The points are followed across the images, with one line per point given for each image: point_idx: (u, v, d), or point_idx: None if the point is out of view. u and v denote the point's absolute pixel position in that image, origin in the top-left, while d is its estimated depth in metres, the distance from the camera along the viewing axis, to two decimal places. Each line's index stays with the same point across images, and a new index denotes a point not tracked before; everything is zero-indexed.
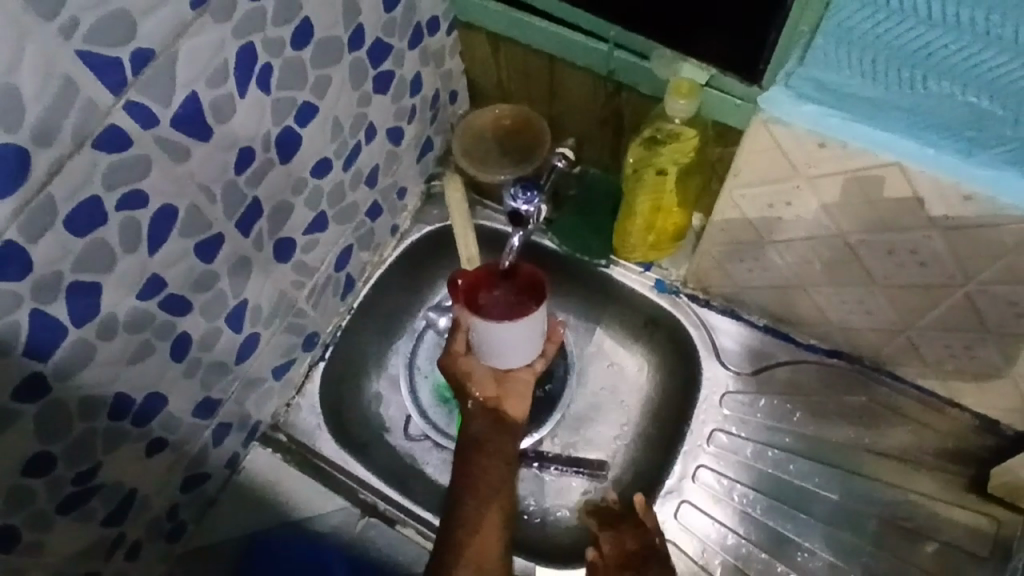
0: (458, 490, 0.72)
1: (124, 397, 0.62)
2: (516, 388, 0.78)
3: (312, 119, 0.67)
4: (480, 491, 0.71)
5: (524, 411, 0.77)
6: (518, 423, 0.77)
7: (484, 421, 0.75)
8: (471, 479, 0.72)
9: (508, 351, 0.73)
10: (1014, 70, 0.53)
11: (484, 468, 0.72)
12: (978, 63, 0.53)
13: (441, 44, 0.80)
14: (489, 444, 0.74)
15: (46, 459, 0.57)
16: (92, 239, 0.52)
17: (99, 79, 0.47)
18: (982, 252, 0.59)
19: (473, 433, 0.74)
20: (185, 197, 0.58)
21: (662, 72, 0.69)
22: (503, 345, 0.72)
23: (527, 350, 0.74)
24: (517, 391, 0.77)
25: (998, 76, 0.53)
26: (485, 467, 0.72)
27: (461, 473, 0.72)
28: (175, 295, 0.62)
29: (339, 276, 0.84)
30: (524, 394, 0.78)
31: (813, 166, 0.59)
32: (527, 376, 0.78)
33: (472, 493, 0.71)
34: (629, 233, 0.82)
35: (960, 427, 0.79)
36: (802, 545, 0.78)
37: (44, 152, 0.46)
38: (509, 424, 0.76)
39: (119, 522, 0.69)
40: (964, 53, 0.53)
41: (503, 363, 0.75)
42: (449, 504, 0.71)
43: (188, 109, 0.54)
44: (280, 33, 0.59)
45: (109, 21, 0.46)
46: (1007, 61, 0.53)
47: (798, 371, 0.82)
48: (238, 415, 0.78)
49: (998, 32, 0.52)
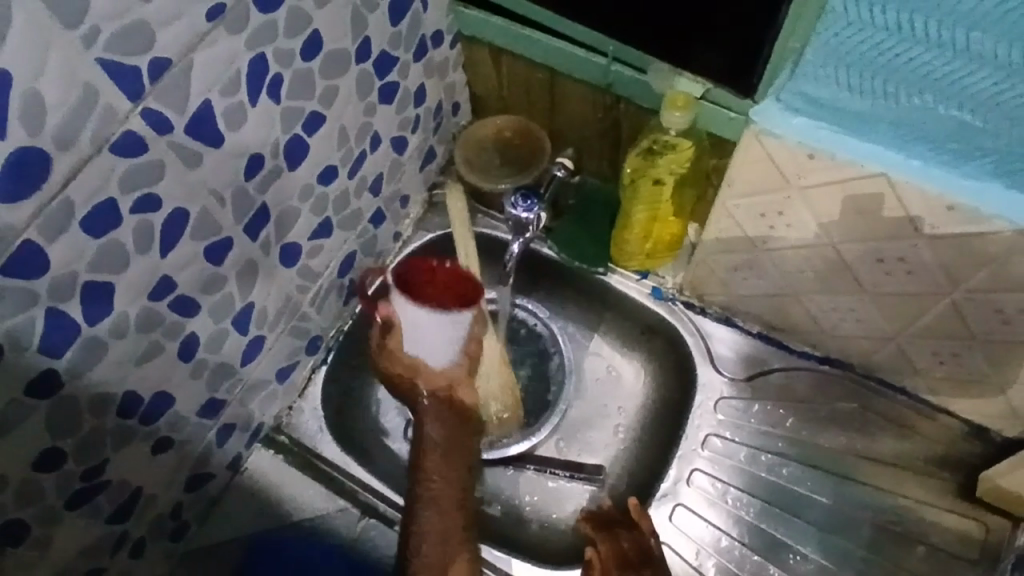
0: (415, 506, 0.70)
1: (133, 395, 0.63)
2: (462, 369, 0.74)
3: (320, 127, 0.69)
4: (440, 502, 0.70)
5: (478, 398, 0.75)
6: (474, 409, 0.75)
7: (438, 421, 0.73)
8: (427, 490, 0.71)
9: (434, 342, 0.70)
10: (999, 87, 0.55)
11: (438, 475, 0.71)
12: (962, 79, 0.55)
13: (444, 56, 0.83)
14: (444, 444, 0.72)
15: (56, 454, 0.58)
16: (107, 241, 0.54)
17: (118, 87, 0.49)
18: (969, 261, 0.61)
19: (432, 434, 0.73)
20: (196, 202, 0.60)
21: (659, 85, 0.71)
22: (426, 337, 0.70)
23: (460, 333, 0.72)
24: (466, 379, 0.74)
25: (982, 92, 0.55)
26: (441, 479, 0.71)
27: (420, 483, 0.71)
28: (184, 297, 0.64)
29: (342, 281, 0.85)
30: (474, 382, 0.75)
31: (803, 176, 0.61)
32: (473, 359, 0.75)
33: (433, 505, 0.70)
34: (627, 241, 0.84)
35: (949, 434, 0.81)
36: (795, 548, 0.80)
37: (64, 156, 0.48)
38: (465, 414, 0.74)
39: (124, 519, 0.70)
40: (949, 70, 0.55)
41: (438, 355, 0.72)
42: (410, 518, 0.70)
43: (201, 117, 0.56)
44: (291, 44, 0.61)
45: (129, 31, 0.48)
46: (991, 77, 0.55)
47: (791, 377, 0.84)
48: (241, 416, 0.79)
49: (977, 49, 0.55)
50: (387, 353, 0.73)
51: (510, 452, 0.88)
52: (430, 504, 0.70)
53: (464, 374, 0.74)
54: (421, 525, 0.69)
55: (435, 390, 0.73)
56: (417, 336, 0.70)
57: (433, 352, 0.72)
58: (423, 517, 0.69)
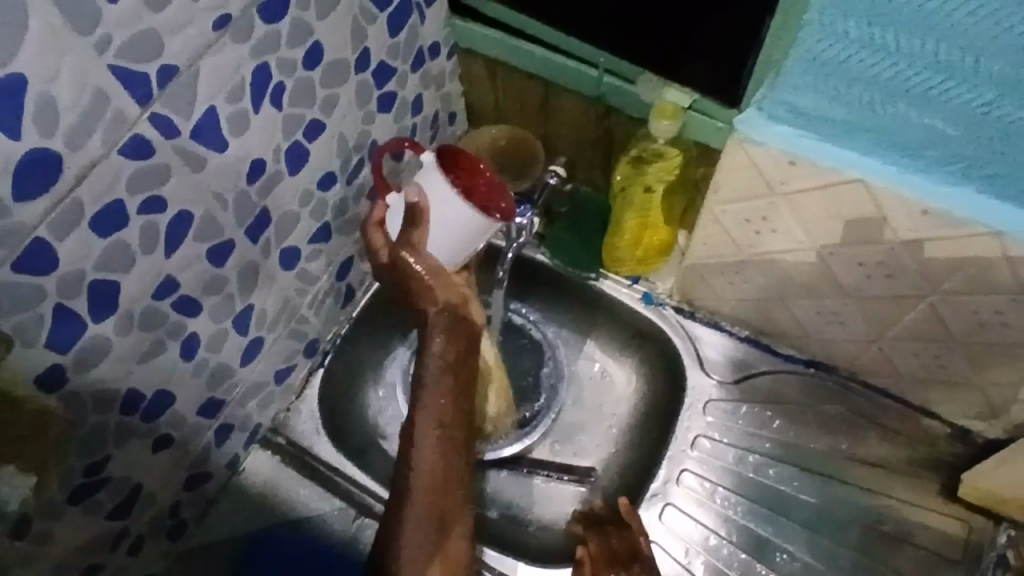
0: (424, 427, 0.71)
1: (135, 392, 0.65)
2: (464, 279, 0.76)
3: (320, 134, 0.72)
4: (449, 429, 0.71)
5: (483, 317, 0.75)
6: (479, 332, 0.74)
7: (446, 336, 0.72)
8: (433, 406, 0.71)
9: (454, 237, 0.70)
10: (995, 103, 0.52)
11: (448, 398, 0.71)
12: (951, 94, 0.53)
13: (441, 67, 0.85)
14: (453, 359, 0.72)
15: (61, 447, 0.60)
16: (115, 240, 0.56)
17: (128, 92, 0.51)
18: (944, 263, 0.63)
19: (442, 349, 0.71)
20: (200, 204, 0.62)
21: (648, 96, 0.75)
22: (447, 228, 0.70)
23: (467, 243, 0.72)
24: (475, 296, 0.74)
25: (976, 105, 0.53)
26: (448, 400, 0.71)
27: (427, 400, 0.71)
28: (187, 297, 0.65)
29: (340, 285, 0.87)
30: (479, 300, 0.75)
31: (786, 182, 0.64)
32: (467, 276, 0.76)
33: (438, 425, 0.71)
34: (617, 247, 0.86)
35: (933, 436, 0.83)
36: (782, 547, 0.81)
37: (75, 158, 0.50)
38: (471, 334, 0.73)
39: (124, 516, 0.71)
40: (940, 86, 0.53)
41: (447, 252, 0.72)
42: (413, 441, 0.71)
43: (206, 122, 0.58)
44: (293, 54, 0.63)
45: (140, 39, 0.50)
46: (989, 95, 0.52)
47: (777, 380, 0.86)
48: (240, 416, 0.81)
49: (984, 69, 0.50)
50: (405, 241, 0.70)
51: (503, 454, 0.89)
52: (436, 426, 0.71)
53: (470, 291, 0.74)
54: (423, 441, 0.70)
55: (448, 304, 0.71)
56: (437, 225, 0.70)
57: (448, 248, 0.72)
58: (427, 437, 0.70)
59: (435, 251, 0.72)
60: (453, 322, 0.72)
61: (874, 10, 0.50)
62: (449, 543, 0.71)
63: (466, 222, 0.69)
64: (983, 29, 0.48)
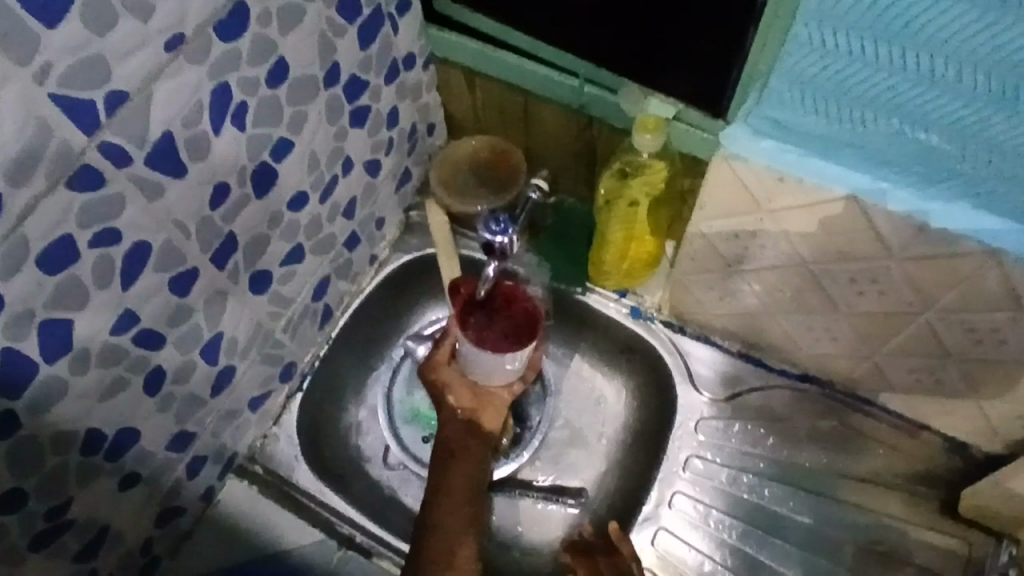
0: (429, 494, 0.76)
1: (97, 431, 0.62)
2: (496, 400, 0.81)
3: (289, 153, 0.69)
4: (451, 494, 0.76)
5: (500, 422, 0.81)
6: (494, 433, 0.81)
7: (461, 428, 0.79)
8: (442, 488, 0.76)
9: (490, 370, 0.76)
10: (994, 120, 0.50)
11: (451, 472, 0.77)
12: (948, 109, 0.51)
13: (417, 78, 0.82)
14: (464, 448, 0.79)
15: (17, 494, 0.57)
16: (66, 277, 0.52)
17: (74, 120, 0.48)
18: (938, 280, 0.60)
19: (448, 438, 0.79)
20: (160, 233, 0.59)
21: (629, 107, 0.71)
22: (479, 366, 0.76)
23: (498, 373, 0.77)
24: (496, 404, 0.81)
25: (975, 123, 0.51)
26: (460, 469, 0.77)
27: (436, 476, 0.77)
28: (149, 329, 0.62)
29: (317, 305, 0.84)
30: (502, 409, 0.82)
31: (772, 200, 0.61)
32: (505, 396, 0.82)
33: (446, 492, 0.76)
34: (604, 260, 0.83)
35: (930, 450, 0.80)
36: (778, 571, 0.79)
37: (19, 193, 0.47)
38: (484, 433, 0.80)
39: (91, 556, 0.68)
40: (935, 101, 0.51)
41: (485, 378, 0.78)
42: (423, 510, 0.75)
43: (163, 147, 0.55)
44: (256, 72, 0.60)
45: (85, 65, 0.47)
46: (989, 113, 0.50)
47: (771, 396, 0.84)
48: (213, 447, 0.78)
49: (984, 86, 0.49)
50: (433, 366, 0.81)
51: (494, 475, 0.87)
52: (443, 500, 0.75)
53: (496, 401, 0.81)
54: (436, 509, 0.74)
55: (463, 405, 0.80)
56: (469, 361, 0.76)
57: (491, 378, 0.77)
58: (437, 510, 0.74)
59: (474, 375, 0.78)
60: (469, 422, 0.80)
61: (864, 25, 0.49)
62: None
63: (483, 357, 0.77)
64: (980, 44, 0.47)
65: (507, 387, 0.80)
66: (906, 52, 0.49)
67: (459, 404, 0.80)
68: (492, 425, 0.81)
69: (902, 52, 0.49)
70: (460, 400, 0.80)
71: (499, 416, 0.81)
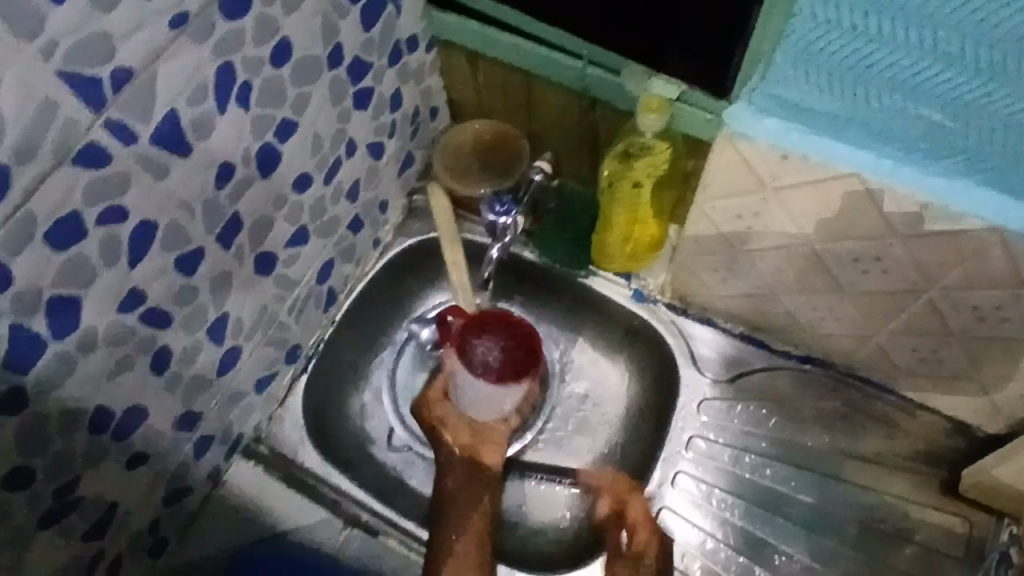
0: (437, 535, 0.76)
1: (105, 410, 0.62)
2: (493, 434, 0.83)
3: (292, 135, 0.69)
4: (461, 533, 0.75)
5: (501, 458, 0.82)
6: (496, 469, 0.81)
7: (462, 467, 0.80)
8: (450, 529, 0.75)
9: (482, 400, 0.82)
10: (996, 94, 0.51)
11: (457, 511, 0.77)
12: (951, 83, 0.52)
13: (420, 61, 0.82)
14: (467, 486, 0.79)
15: (26, 472, 0.58)
16: (72, 255, 0.53)
17: (79, 98, 0.48)
18: (942, 258, 0.61)
19: (450, 479, 0.79)
20: (165, 213, 0.59)
21: (634, 88, 0.71)
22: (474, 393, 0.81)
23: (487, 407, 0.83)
24: (494, 438, 0.82)
25: (977, 97, 0.52)
26: (466, 508, 0.77)
27: (442, 519, 0.76)
28: (156, 309, 0.63)
29: (321, 288, 0.84)
30: (500, 443, 0.83)
31: (777, 178, 0.61)
32: (502, 429, 0.84)
33: (456, 531, 0.75)
34: (607, 243, 0.84)
35: (932, 430, 0.81)
36: (780, 549, 0.79)
37: (25, 170, 0.47)
38: (486, 469, 0.81)
39: (99, 536, 0.69)
40: (937, 76, 0.52)
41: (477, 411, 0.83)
42: (433, 553, 0.74)
43: (168, 126, 0.55)
44: (259, 52, 0.60)
45: (89, 42, 0.47)
46: (991, 87, 0.51)
47: (773, 377, 0.84)
48: (219, 428, 0.78)
49: (987, 60, 0.50)
50: (427, 403, 0.82)
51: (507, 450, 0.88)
52: (453, 540, 0.75)
53: (494, 437, 0.83)
54: (448, 548, 0.74)
55: (462, 444, 0.81)
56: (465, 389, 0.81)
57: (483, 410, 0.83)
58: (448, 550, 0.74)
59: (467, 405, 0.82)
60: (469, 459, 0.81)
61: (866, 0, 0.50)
62: None
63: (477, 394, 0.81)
64: (983, 19, 0.48)
65: (503, 420, 0.84)
66: (909, 28, 0.50)
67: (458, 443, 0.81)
68: (493, 459, 0.81)
69: (906, 28, 0.50)
70: (457, 438, 0.80)
71: (498, 451, 0.82)
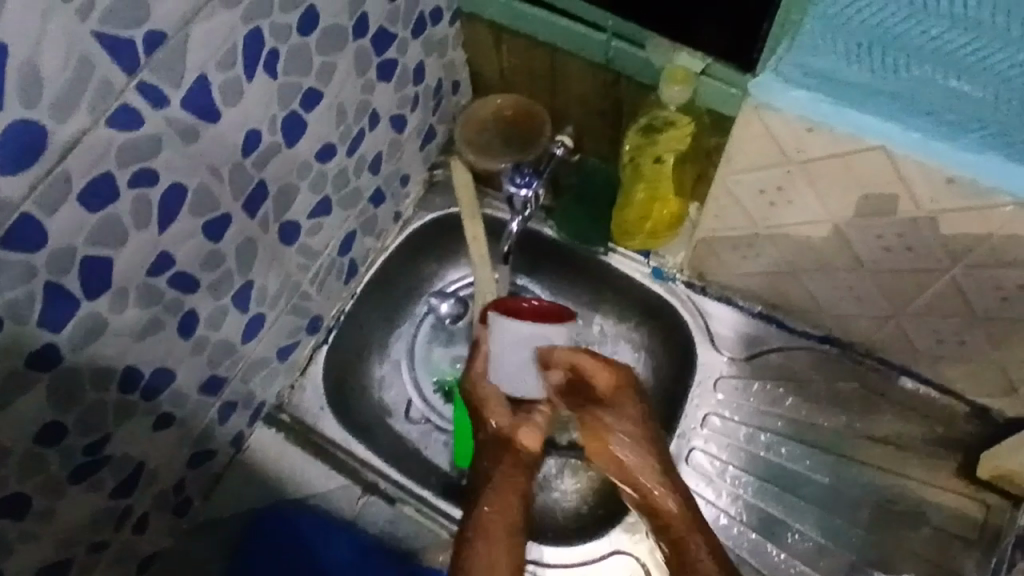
0: (465, 538, 0.66)
1: (133, 369, 0.64)
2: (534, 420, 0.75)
3: (318, 104, 0.69)
4: (489, 531, 0.66)
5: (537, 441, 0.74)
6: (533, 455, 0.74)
7: (495, 450, 0.74)
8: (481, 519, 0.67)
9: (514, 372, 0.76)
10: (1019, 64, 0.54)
11: (489, 507, 0.68)
12: (975, 52, 0.54)
13: (443, 34, 0.82)
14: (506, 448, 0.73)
15: (58, 427, 0.59)
16: (106, 215, 0.54)
17: (114, 60, 0.49)
18: (967, 234, 0.60)
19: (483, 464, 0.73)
20: (195, 177, 0.60)
21: (659, 60, 0.71)
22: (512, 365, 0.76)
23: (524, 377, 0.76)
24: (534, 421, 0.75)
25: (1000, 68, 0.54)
26: (495, 499, 0.69)
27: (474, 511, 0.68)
28: (184, 273, 0.64)
29: (343, 260, 0.85)
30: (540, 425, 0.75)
31: (802, 150, 0.61)
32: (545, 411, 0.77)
33: (482, 536, 0.66)
34: (627, 220, 0.84)
35: (951, 414, 0.80)
36: (793, 527, 0.80)
37: (61, 129, 0.48)
38: (522, 457, 0.73)
39: (127, 493, 0.71)
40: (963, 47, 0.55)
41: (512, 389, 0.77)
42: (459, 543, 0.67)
43: (198, 90, 0.56)
44: (287, 19, 0.61)
45: (125, 3, 0.48)
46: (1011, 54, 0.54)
47: (791, 356, 0.84)
48: (243, 394, 0.80)
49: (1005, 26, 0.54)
50: (471, 378, 0.77)
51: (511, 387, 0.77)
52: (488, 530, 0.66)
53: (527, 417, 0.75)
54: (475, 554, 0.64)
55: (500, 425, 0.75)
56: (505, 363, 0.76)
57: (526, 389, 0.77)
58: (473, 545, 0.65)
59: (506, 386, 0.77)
60: (502, 445, 0.74)
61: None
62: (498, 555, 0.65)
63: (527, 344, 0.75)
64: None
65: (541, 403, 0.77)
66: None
67: (496, 423, 0.75)
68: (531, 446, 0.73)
69: None
70: (498, 417, 0.74)
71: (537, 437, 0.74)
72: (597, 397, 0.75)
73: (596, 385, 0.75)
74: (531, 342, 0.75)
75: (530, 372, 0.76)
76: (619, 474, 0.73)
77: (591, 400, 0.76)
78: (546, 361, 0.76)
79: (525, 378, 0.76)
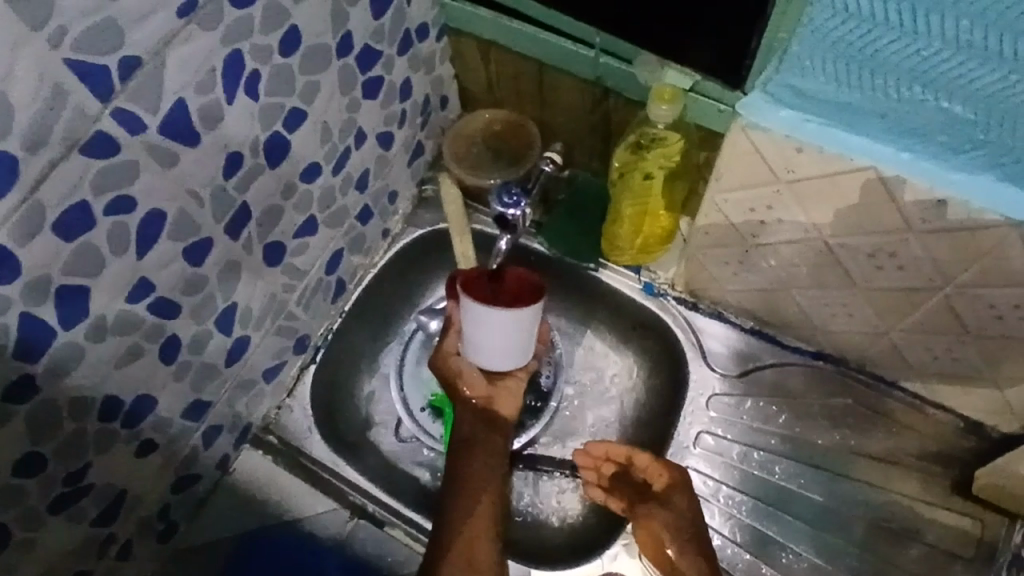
0: (449, 490, 0.75)
1: (114, 397, 0.63)
2: (508, 388, 0.82)
3: (302, 124, 0.68)
4: (469, 486, 0.75)
5: (513, 410, 0.82)
6: (509, 421, 0.82)
7: (474, 420, 0.80)
8: (465, 476, 0.76)
9: (491, 350, 0.73)
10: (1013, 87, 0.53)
11: (472, 467, 0.76)
12: (963, 73, 0.54)
13: (431, 50, 0.81)
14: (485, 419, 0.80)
15: (36, 458, 0.58)
16: (82, 244, 0.53)
17: (86, 86, 0.48)
18: (959, 254, 0.59)
19: (463, 429, 0.79)
20: (175, 202, 0.59)
21: (646, 78, 0.70)
22: (486, 346, 0.73)
23: (505, 351, 0.74)
24: (508, 390, 0.82)
25: (989, 91, 0.53)
26: (476, 461, 0.77)
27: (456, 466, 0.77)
28: (165, 298, 0.63)
29: (329, 279, 0.84)
30: (515, 393, 0.82)
31: (792, 170, 0.60)
32: (519, 377, 0.82)
33: (464, 493, 0.75)
34: (617, 236, 0.82)
35: (946, 429, 0.79)
36: (787, 547, 0.79)
37: (35, 158, 0.47)
38: (499, 424, 0.81)
39: (109, 521, 0.70)
40: (954, 69, 0.54)
41: (494, 360, 0.75)
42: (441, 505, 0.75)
43: (176, 114, 0.55)
44: (268, 40, 0.60)
45: (98, 30, 0.47)
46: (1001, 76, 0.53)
47: (784, 373, 0.83)
48: (229, 416, 0.79)
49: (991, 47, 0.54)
50: (442, 354, 0.80)
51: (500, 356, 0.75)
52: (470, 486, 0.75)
53: (501, 387, 0.81)
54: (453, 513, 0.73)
55: (476, 397, 0.80)
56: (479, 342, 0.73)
57: (509, 357, 0.75)
58: (453, 500, 0.74)
59: (489, 359, 0.75)
60: (481, 415, 0.80)
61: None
62: (479, 514, 0.74)
63: (491, 328, 0.71)
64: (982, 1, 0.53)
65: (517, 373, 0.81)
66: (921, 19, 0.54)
67: (471, 395, 0.80)
68: (507, 414, 0.81)
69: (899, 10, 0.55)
70: (473, 391, 0.80)
71: (512, 404, 0.82)
72: (649, 492, 0.78)
73: (649, 480, 0.78)
74: (496, 325, 0.70)
75: (505, 347, 0.73)
76: (660, 561, 0.76)
77: (643, 494, 0.79)
78: (519, 334, 0.72)
79: (502, 352, 0.74)
